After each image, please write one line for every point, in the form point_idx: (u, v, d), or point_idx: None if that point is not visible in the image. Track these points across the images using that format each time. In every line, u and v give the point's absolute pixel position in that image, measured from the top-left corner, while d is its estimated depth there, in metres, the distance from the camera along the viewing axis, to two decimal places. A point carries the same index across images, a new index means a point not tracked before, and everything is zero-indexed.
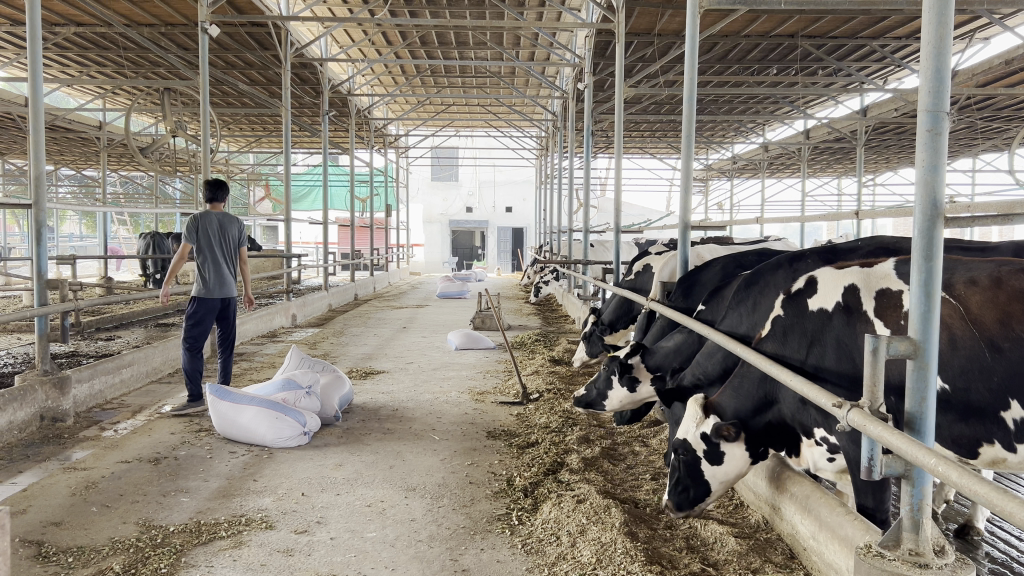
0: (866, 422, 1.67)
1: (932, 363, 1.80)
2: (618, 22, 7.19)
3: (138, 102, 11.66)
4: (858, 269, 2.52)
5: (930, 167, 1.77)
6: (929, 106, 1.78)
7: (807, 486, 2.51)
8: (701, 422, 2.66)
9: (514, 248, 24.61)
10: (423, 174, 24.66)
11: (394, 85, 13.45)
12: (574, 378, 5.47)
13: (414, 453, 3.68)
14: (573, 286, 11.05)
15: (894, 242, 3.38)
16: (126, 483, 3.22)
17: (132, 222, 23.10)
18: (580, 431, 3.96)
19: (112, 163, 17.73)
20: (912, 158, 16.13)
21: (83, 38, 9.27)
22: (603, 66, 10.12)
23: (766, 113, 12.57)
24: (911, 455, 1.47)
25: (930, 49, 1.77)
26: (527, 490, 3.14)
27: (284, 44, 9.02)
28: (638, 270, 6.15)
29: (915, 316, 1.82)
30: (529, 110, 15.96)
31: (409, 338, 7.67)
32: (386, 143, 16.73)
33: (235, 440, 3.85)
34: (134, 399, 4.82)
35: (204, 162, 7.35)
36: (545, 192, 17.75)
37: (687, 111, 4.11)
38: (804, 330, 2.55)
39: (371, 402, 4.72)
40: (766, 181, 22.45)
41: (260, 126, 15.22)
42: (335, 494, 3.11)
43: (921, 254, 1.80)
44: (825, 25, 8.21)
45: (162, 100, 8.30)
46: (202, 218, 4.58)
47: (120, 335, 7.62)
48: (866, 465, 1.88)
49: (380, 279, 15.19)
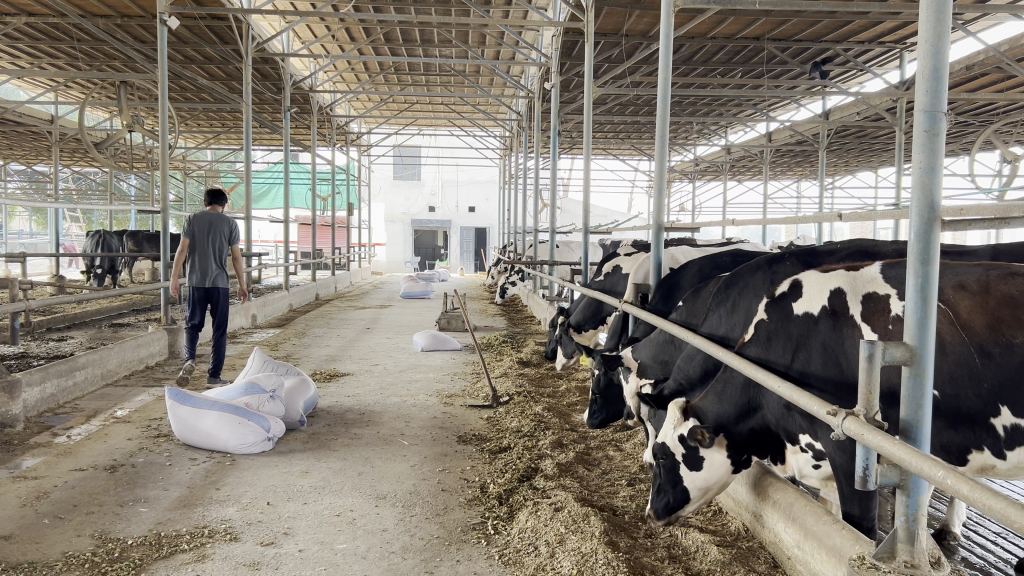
0: (864, 430, 1.61)
1: (928, 370, 1.74)
2: (587, 21, 7.13)
3: (92, 95, 11.32)
4: (843, 272, 2.50)
5: (927, 169, 1.72)
6: (926, 105, 1.71)
7: (790, 492, 2.46)
8: (679, 424, 2.65)
9: (477, 248, 24.47)
10: (385, 173, 24.46)
11: (357, 82, 13.24)
12: (544, 380, 5.39)
13: (383, 459, 3.57)
14: (539, 287, 10.97)
15: (872, 244, 3.32)
16: (80, 493, 3.07)
17: (85, 219, 22.51)
18: (554, 435, 3.89)
19: (63, 158, 17.25)
20: (871, 161, 16.35)
21: (36, 29, 8.98)
22: (571, 66, 10.08)
23: (729, 115, 12.64)
24: (916, 466, 1.41)
25: (927, 47, 1.71)
26: (502, 497, 3.05)
27: (246, 37, 8.78)
28: (608, 271, 6.10)
29: (910, 322, 1.76)
30: (493, 110, 15.89)
31: (373, 339, 7.54)
32: (348, 141, 16.51)
33: (196, 447, 3.71)
34: (88, 403, 4.63)
35: (161, 158, 7.11)
36: (509, 192, 17.64)
37: (663, 111, 4.08)
38: (788, 334, 2.51)
39: (336, 407, 4.60)
40: (728, 184, 22.64)
41: (219, 122, 14.93)
42: (302, 502, 3.00)
43: (917, 258, 1.75)
44: (790, 28, 8.26)
45: (118, 94, 8.01)
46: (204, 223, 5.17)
47: (73, 335, 7.37)
48: (860, 475, 1.82)
49: (341, 278, 14.96)
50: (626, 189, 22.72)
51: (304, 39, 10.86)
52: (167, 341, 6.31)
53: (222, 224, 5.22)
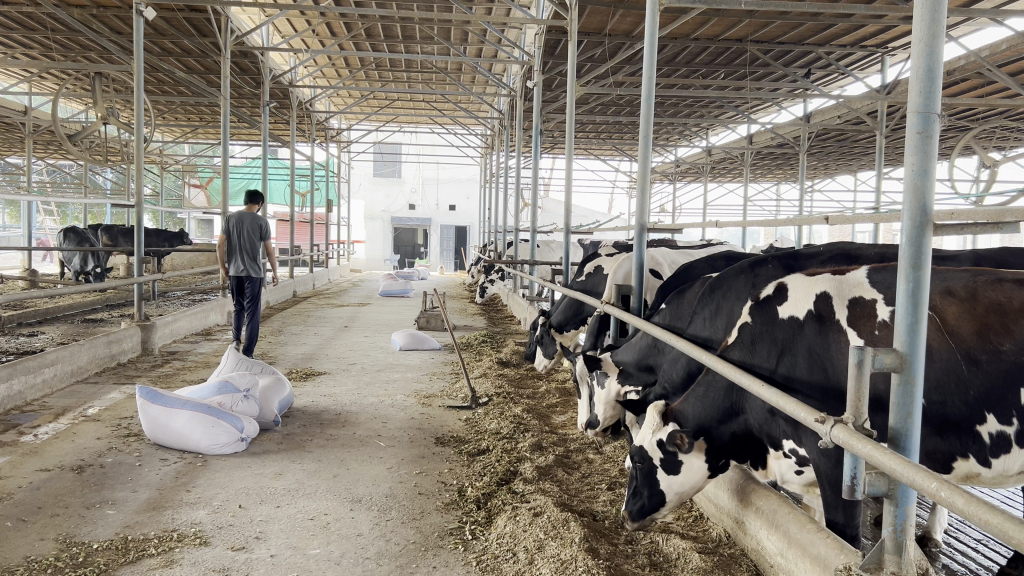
0: (853, 439, 1.56)
1: (918, 377, 1.71)
2: (570, 18, 7.07)
3: (65, 86, 11.13)
4: (829, 275, 2.46)
5: (920, 171, 1.68)
6: (919, 106, 1.68)
7: (774, 500, 2.42)
8: (658, 429, 2.59)
9: (457, 247, 24.41)
10: (366, 170, 24.27)
11: (337, 77, 13.11)
12: (524, 381, 5.33)
13: (360, 461, 3.50)
14: (519, 287, 10.91)
15: (856, 248, 3.29)
16: (45, 494, 2.97)
17: (59, 212, 22.18)
18: (533, 438, 3.83)
19: (36, 150, 16.94)
20: (852, 165, 16.45)
21: (9, 17, 8.81)
22: (553, 65, 10.02)
23: (711, 117, 12.66)
24: (906, 476, 1.37)
25: (922, 46, 1.68)
26: (479, 502, 2.99)
27: (224, 30, 8.62)
28: (589, 271, 6.06)
29: (900, 327, 1.72)
30: (475, 107, 15.80)
31: (351, 338, 7.45)
32: (328, 137, 16.34)
33: (166, 447, 3.62)
34: (56, 401, 4.52)
35: (135, 151, 6.95)
36: (489, 190, 17.53)
37: (646, 110, 4.01)
38: (773, 338, 2.47)
39: (312, 407, 4.51)
40: (709, 186, 22.72)
41: (196, 116, 14.75)
42: (275, 506, 2.92)
43: (909, 262, 1.71)
44: (772, 31, 8.27)
45: (92, 84, 7.83)
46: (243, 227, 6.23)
47: (43, 331, 7.22)
48: (848, 484, 1.78)
49: (319, 276, 14.82)
50: (607, 190, 22.72)
51: (284, 33, 10.75)
52: (139, 338, 6.18)
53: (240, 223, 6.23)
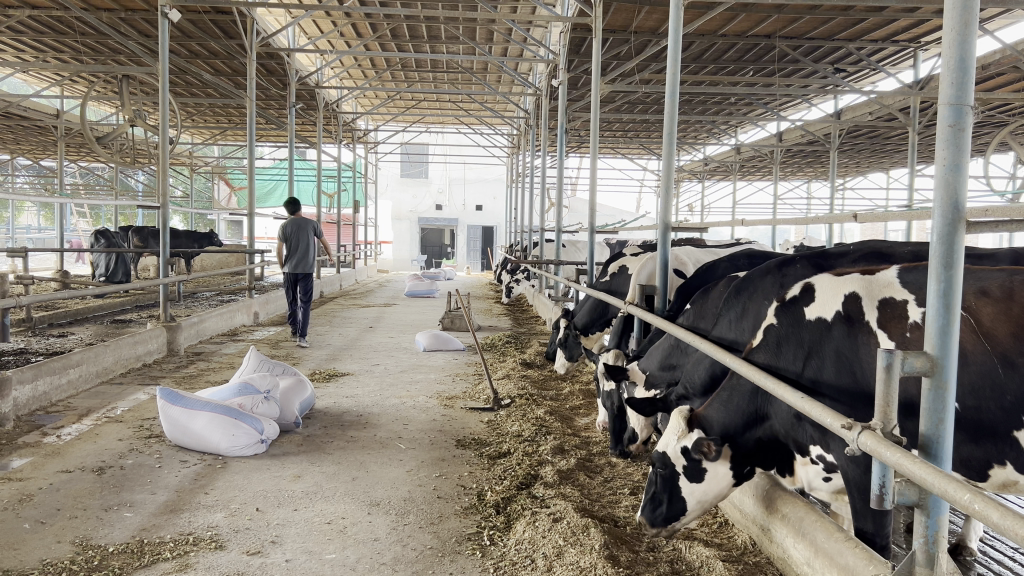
0: (880, 445, 1.49)
1: (950, 382, 1.63)
2: (595, 16, 6.99)
3: (95, 89, 11.29)
4: (858, 276, 2.39)
5: (952, 165, 1.60)
6: (951, 98, 1.60)
7: (801, 506, 2.34)
8: (683, 435, 2.49)
9: (483, 247, 24.44)
10: (393, 171, 24.37)
11: (364, 78, 13.17)
12: (547, 383, 5.27)
13: (379, 463, 3.47)
14: (544, 287, 10.86)
15: (887, 246, 3.16)
16: (65, 496, 2.97)
17: (92, 213, 22.50)
18: (554, 440, 3.78)
19: (69, 153, 17.20)
20: (884, 162, 16.17)
21: (39, 22, 8.93)
22: (578, 63, 9.97)
23: (739, 115, 12.51)
24: (938, 484, 1.30)
25: (953, 36, 1.60)
26: (499, 506, 2.94)
27: (250, 31, 8.65)
28: (614, 271, 5.98)
29: (932, 329, 1.64)
30: (501, 107, 15.78)
31: (375, 339, 7.43)
32: (355, 138, 16.39)
33: (187, 448, 3.61)
34: (81, 402, 4.54)
35: (161, 154, 6.97)
36: (516, 190, 17.49)
37: (671, 105, 3.91)
38: (800, 340, 2.40)
39: (334, 408, 4.49)
40: (738, 184, 22.54)
41: (225, 117, 14.89)
42: (292, 509, 2.89)
43: (940, 261, 1.63)
44: (802, 26, 8.13)
45: (119, 86, 7.86)
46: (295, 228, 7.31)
47: (72, 332, 7.29)
48: (877, 493, 1.70)
49: (346, 276, 14.88)
50: (634, 189, 22.60)
51: (311, 34, 10.80)
52: (165, 339, 6.21)
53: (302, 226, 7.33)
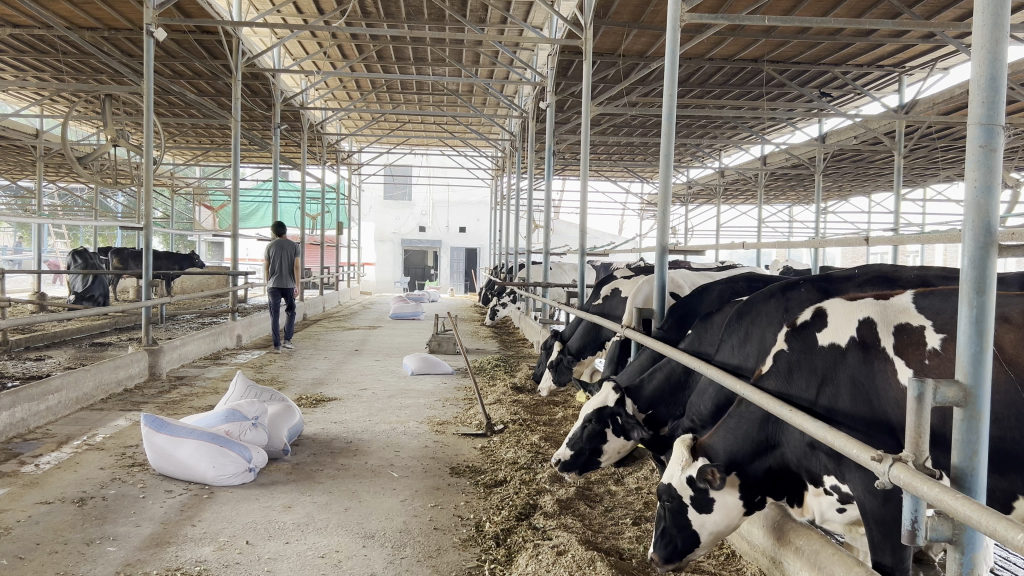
0: (914, 479, 1.39)
1: (984, 412, 1.52)
2: (584, 37, 6.97)
3: (77, 109, 11.18)
4: (872, 302, 2.34)
5: (984, 187, 1.50)
6: (982, 118, 1.50)
7: (813, 538, 2.27)
8: (687, 465, 2.43)
9: (467, 269, 24.37)
10: (376, 193, 24.34)
11: (349, 99, 13.15)
12: (539, 408, 5.18)
13: (372, 493, 3.36)
14: (531, 310, 10.81)
15: (891, 270, 3.12)
16: (45, 529, 2.84)
17: (70, 235, 22.25)
18: (551, 468, 3.69)
19: (48, 173, 17.01)
20: (867, 186, 16.31)
21: (21, 41, 8.83)
22: (566, 86, 9.98)
23: (725, 138, 12.57)
24: (973, 518, 1.20)
25: (983, 53, 1.51)
26: (499, 538, 2.84)
27: (235, 52, 8.60)
28: (606, 294, 5.93)
29: (964, 357, 1.53)
30: (486, 130, 15.81)
31: (361, 363, 7.30)
32: (339, 160, 16.33)
33: (172, 477, 3.49)
34: (60, 429, 4.39)
35: (144, 174, 6.82)
36: (500, 213, 17.51)
37: (668, 127, 3.86)
38: (812, 367, 2.33)
39: (322, 434, 4.38)
40: (721, 207, 22.67)
41: (207, 139, 14.78)
42: (284, 542, 2.78)
43: (971, 285, 1.52)
44: (790, 50, 8.17)
45: (102, 105, 7.72)
46: (278, 249, 7.65)
47: (50, 355, 7.12)
48: (910, 528, 1.61)
49: (330, 298, 14.75)
50: (618, 211, 22.66)
51: (296, 56, 10.80)
52: (147, 363, 6.08)
53: (286, 246, 7.65)
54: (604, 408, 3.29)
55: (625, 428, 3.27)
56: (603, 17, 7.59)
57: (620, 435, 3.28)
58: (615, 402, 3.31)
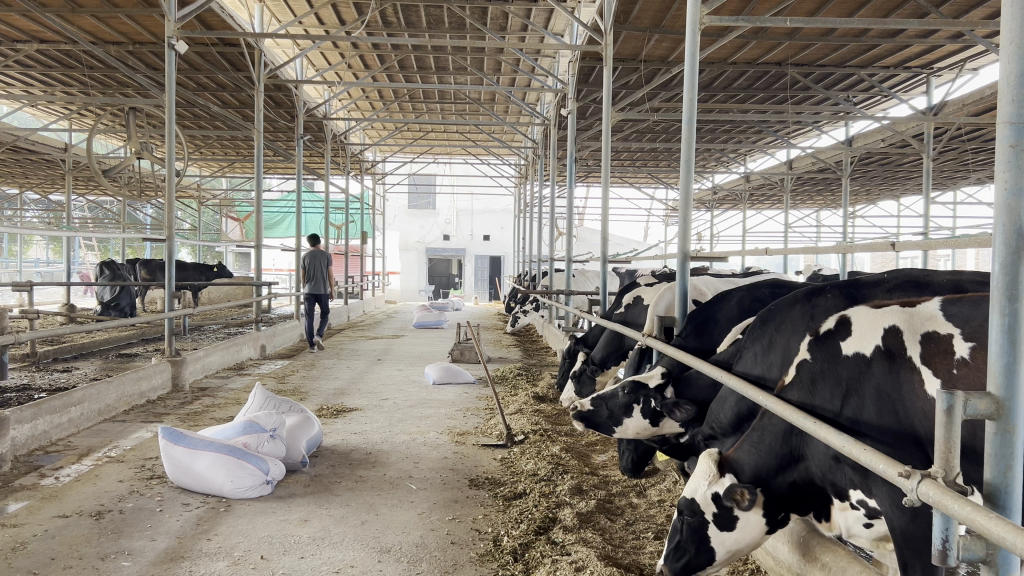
0: (943, 496, 1.31)
1: (1019, 426, 1.40)
2: (605, 42, 6.89)
3: (104, 123, 11.32)
4: (898, 309, 2.25)
5: (1014, 190, 1.40)
6: (1011, 116, 1.41)
7: (841, 556, 2.21)
8: (713, 481, 2.34)
9: (491, 277, 24.32)
10: (400, 202, 24.45)
11: (371, 109, 13.22)
12: (560, 418, 5.11)
13: (389, 506, 3.32)
14: (554, 317, 10.72)
15: (922, 273, 3.04)
16: (61, 544, 2.83)
17: (100, 247, 22.57)
18: (572, 480, 3.63)
19: (78, 187, 17.26)
20: (896, 189, 16.07)
21: (48, 56, 8.95)
22: (588, 93, 9.94)
23: (751, 142, 12.46)
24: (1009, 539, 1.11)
25: (1012, 49, 1.41)
26: (517, 553, 2.79)
27: (258, 63, 8.65)
28: (629, 302, 5.85)
29: (996, 368, 1.42)
30: (508, 137, 15.79)
31: (383, 372, 7.27)
32: (363, 169, 16.40)
33: (190, 490, 3.47)
34: (82, 441, 4.39)
35: (168, 186, 6.83)
36: (524, 221, 17.46)
37: (688, 131, 3.78)
38: (837, 377, 2.27)
39: (342, 445, 4.35)
40: (747, 213, 22.46)
41: (233, 150, 14.93)
42: (299, 556, 2.74)
43: (1002, 292, 1.42)
44: (813, 53, 8.08)
45: (126, 119, 7.76)
46: (312, 259, 8.37)
47: (77, 367, 7.18)
48: (940, 548, 1.51)
49: (354, 307, 14.78)
50: (642, 218, 22.53)
51: (317, 66, 10.88)
52: (170, 374, 6.10)
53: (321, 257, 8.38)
54: (644, 384, 3.20)
55: (655, 412, 3.19)
56: (624, 22, 7.55)
57: (647, 416, 3.19)
58: (657, 385, 3.22)
